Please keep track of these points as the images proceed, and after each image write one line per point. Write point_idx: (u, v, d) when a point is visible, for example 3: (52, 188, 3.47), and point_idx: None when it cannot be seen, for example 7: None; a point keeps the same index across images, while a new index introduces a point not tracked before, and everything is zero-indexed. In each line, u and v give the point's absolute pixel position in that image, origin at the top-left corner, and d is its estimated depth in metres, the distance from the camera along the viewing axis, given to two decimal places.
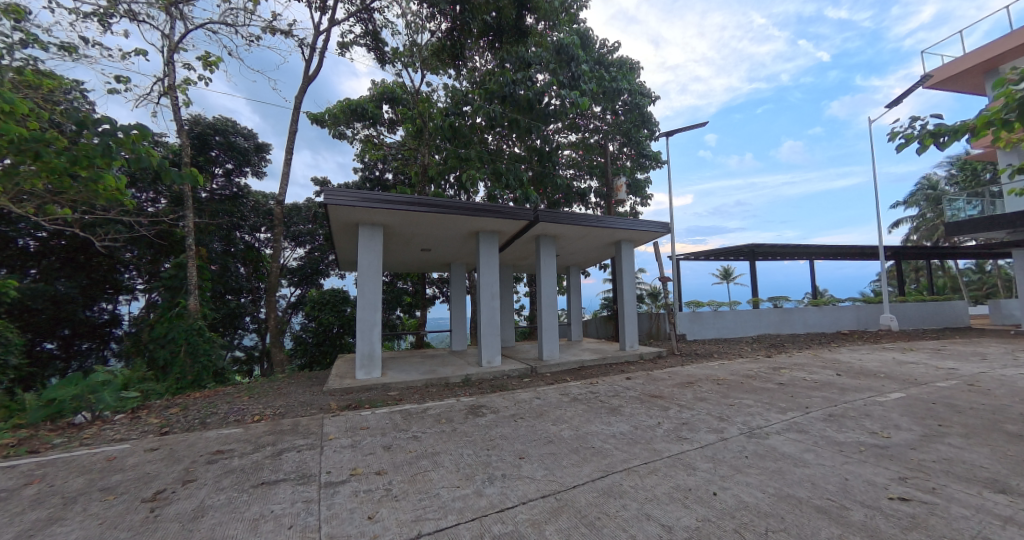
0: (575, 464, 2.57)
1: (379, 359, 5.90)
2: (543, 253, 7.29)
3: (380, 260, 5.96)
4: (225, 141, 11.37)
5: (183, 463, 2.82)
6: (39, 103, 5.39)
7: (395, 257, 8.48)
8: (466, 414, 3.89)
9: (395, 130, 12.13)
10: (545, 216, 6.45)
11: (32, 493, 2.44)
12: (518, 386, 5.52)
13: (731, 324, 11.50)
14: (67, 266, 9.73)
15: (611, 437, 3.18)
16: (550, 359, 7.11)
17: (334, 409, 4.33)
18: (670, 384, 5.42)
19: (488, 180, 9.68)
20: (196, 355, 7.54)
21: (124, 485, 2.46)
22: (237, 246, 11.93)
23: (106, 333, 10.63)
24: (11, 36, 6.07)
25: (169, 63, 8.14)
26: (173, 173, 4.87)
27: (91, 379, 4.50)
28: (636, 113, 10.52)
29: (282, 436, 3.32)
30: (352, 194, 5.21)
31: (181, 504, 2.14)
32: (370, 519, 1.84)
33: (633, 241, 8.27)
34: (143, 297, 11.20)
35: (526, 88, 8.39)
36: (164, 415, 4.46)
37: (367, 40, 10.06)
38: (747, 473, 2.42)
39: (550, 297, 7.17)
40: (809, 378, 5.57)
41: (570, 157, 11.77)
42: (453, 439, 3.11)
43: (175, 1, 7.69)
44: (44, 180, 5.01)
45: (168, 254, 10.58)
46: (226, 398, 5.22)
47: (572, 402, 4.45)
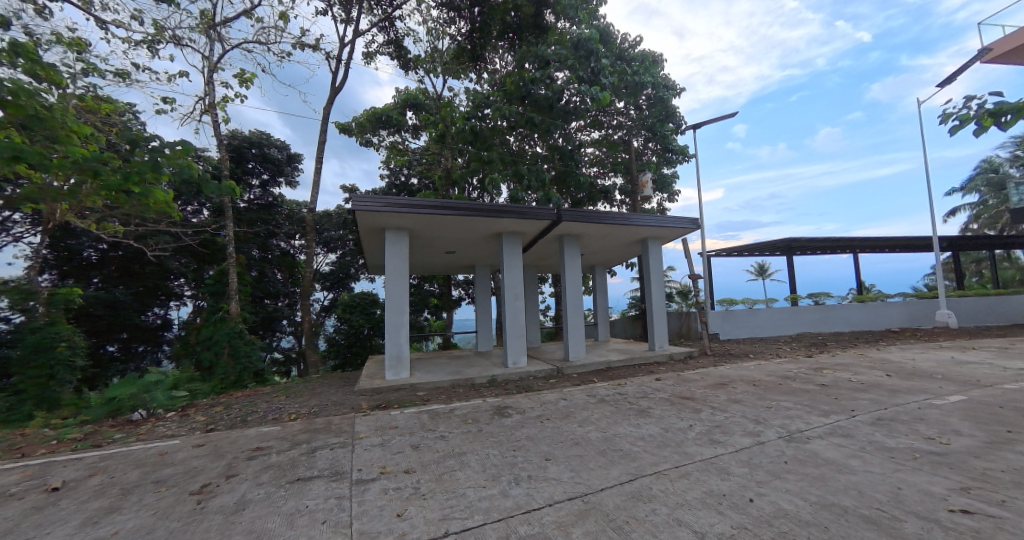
0: (602, 467, 2.53)
1: (406, 360, 6.03)
2: (567, 253, 7.23)
3: (406, 262, 6.09)
4: (260, 153, 12.05)
5: (226, 459, 2.98)
6: (99, 127, 5.96)
7: (421, 260, 8.64)
8: (492, 414, 3.91)
9: (419, 135, 12.39)
10: (567, 214, 6.40)
11: (95, 484, 2.65)
12: (544, 387, 5.49)
13: (767, 323, 11.00)
14: (123, 275, 10.58)
15: (639, 439, 3.10)
16: (575, 360, 7.03)
17: (364, 408, 4.47)
18: (701, 385, 5.25)
19: (510, 181, 9.78)
20: (237, 357, 7.97)
21: (174, 478, 2.64)
22: (272, 252, 12.57)
23: (159, 336, 11.38)
24: (75, 66, 6.65)
25: (209, 82, 8.67)
26: (211, 185, 5.17)
27: (144, 380, 5.15)
28: (660, 107, 10.27)
29: (315, 434, 3.45)
30: (379, 200, 5.35)
31: (225, 497, 2.26)
32: (399, 517, 1.88)
33: (661, 238, 8.11)
34: (190, 302, 12.00)
35: (546, 86, 8.52)
36: (208, 413, 4.74)
37: (390, 48, 10.39)
38: (786, 479, 2.30)
39: (576, 298, 7.11)
40: (854, 379, 5.23)
41: (594, 155, 11.47)
42: (479, 439, 3.13)
43: (213, 24, 8.20)
44: (103, 196, 5.50)
45: (211, 263, 11.28)
46: (265, 398, 5.49)
47: (599, 403, 4.37)
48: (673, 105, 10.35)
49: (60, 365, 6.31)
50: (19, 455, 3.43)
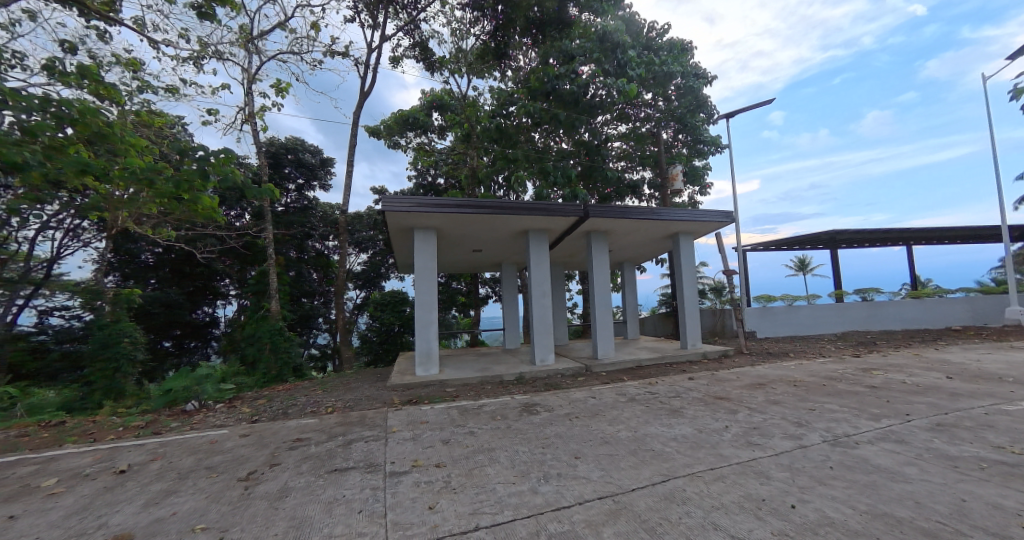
0: (633, 467, 2.48)
1: (436, 356, 6.16)
2: (594, 249, 7.13)
3: (435, 260, 6.20)
4: (296, 158, 12.62)
5: (269, 448, 3.15)
6: (153, 140, 6.44)
7: (448, 258, 8.77)
8: (520, 411, 3.93)
9: (445, 135, 12.57)
10: (594, 210, 6.30)
11: (156, 468, 2.88)
12: (572, 385, 5.45)
13: (808, 320, 10.42)
14: (176, 276, 11.38)
15: (672, 440, 3.02)
16: (604, 358, 6.93)
17: (396, 404, 4.60)
18: (737, 385, 5.04)
19: (536, 178, 9.77)
20: (278, 352, 8.39)
21: (224, 465, 2.82)
22: (308, 253, 13.15)
23: (207, 333, 12.19)
24: (132, 85, 7.22)
25: (248, 93, 9.17)
26: (252, 189, 5.46)
27: (197, 373, 5.49)
28: (690, 97, 9.91)
29: (350, 427, 3.59)
30: (407, 200, 5.47)
31: (270, 484, 2.39)
32: (431, 509, 1.92)
33: (693, 233, 7.84)
34: (235, 301, 12.75)
35: (571, 81, 8.43)
36: (253, 405, 5.04)
37: (415, 52, 10.60)
38: (832, 486, 2.17)
39: (604, 295, 7.01)
40: (909, 381, 4.85)
41: (621, 149, 11.24)
42: (508, 436, 3.15)
43: (251, 38, 8.65)
44: (159, 204, 5.95)
45: (253, 263, 11.93)
46: (304, 392, 5.75)
47: (628, 402, 4.29)
48: (704, 94, 9.96)
49: (123, 359, 6.88)
50: (91, 440, 3.78)
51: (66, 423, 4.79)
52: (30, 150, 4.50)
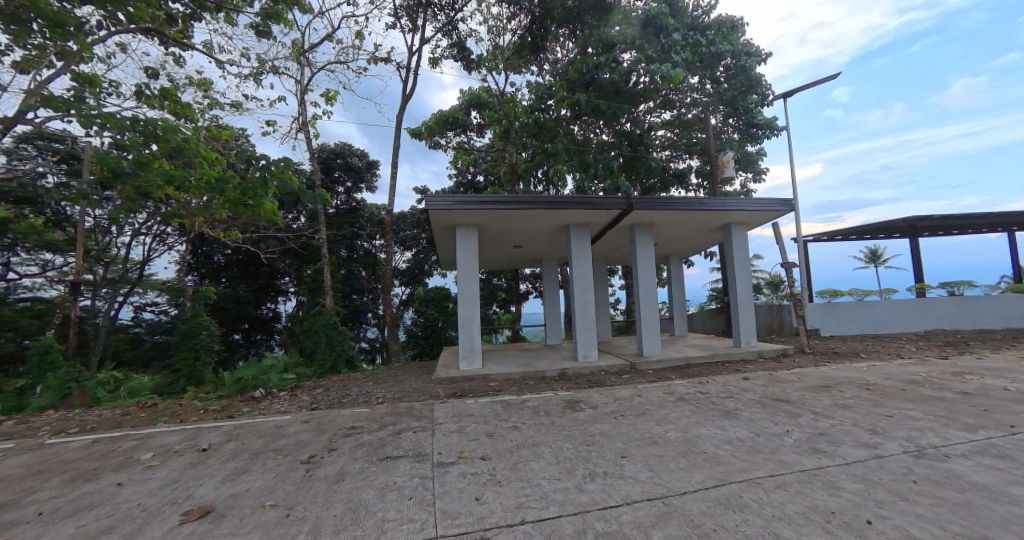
0: (683, 469, 2.37)
1: (479, 351, 6.27)
2: (638, 243, 6.89)
3: (476, 256, 6.30)
4: (344, 162, 13.35)
5: (327, 434, 3.37)
6: (221, 151, 7.10)
7: (489, 255, 8.87)
8: (564, 408, 3.89)
9: (483, 132, 12.70)
10: (637, 202, 6.08)
11: (231, 448, 3.18)
12: (617, 382, 5.32)
13: (882, 317, 9.41)
14: (243, 275, 12.46)
15: (725, 443, 2.85)
16: (650, 355, 6.70)
17: (441, 396, 4.75)
18: (799, 386, 4.66)
19: (576, 172, 9.61)
20: (332, 346, 8.94)
21: (288, 448, 3.06)
22: (358, 252, 13.88)
23: (271, 327, 13.24)
24: (203, 103, 7.99)
25: (302, 103, 9.80)
26: (307, 194, 5.82)
27: (263, 364, 5.98)
28: (742, 78, 9.29)
29: (399, 418, 3.75)
30: (449, 199, 5.59)
31: (328, 468, 2.56)
32: (477, 501, 1.96)
33: (746, 223, 7.34)
34: (294, 297, 13.71)
35: (611, 70, 8.19)
36: (311, 394, 5.41)
37: (454, 51, 10.77)
38: (916, 503, 1.94)
39: (649, 290, 6.76)
40: (1012, 388, 4.23)
41: (665, 138, 10.67)
42: (552, 432, 3.14)
43: (303, 51, 9.22)
44: (228, 209, 6.53)
45: (308, 262, 12.77)
46: (356, 383, 6.10)
47: (677, 401, 4.12)
48: (757, 74, 9.26)
49: (202, 349, 7.67)
50: (178, 421, 4.26)
51: (158, 405, 5.42)
52: (124, 164, 5.13)
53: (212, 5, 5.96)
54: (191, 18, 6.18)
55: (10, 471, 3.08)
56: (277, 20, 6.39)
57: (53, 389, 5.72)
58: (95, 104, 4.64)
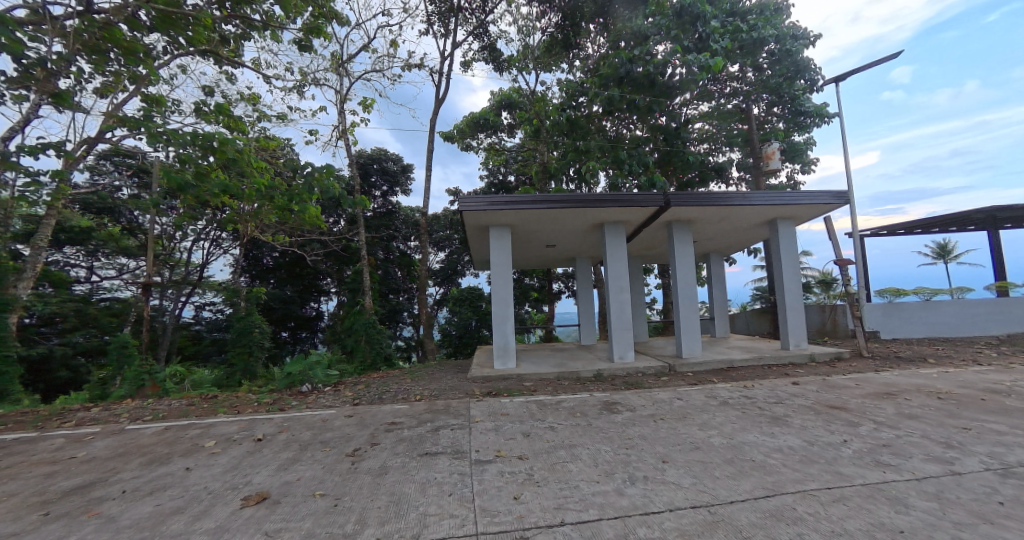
0: (730, 477, 2.26)
1: (513, 350, 6.29)
2: (676, 240, 6.65)
3: (510, 256, 6.33)
4: (380, 167, 13.86)
5: (370, 429, 3.52)
6: (270, 161, 7.59)
7: (522, 254, 8.89)
8: (601, 409, 3.83)
9: (514, 133, 12.74)
10: (675, 198, 5.87)
11: (283, 438, 3.40)
12: (655, 384, 5.16)
13: (955, 319, 8.52)
14: (289, 276, 13.22)
15: (775, 451, 2.69)
16: (690, 357, 6.45)
17: (477, 395, 4.81)
18: (858, 393, 4.31)
19: (609, 169, 9.42)
20: (372, 344, 9.28)
21: (334, 441, 3.21)
22: (393, 253, 14.35)
23: (314, 325, 13.96)
24: (253, 116, 8.56)
25: (341, 112, 10.26)
26: (347, 198, 6.09)
27: (309, 360, 6.32)
28: (788, 63, 8.76)
29: (437, 415, 3.84)
30: (481, 200, 5.66)
31: (372, 461, 2.67)
32: (516, 499, 1.96)
33: (795, 217, 6.88)
34: (335, 297, 14.37)
35: (645, 63, 7.95)
36: (354, 389, 5.65)
37: (485, 53, 10.87)
38: (1003, 527, 1.74)
39: (688, 290, 6.51)
40: None
41: (703, 130, 10.22)
42: (588, 433, 3.10)
43: (341, 62, 9.66)
44: (277, 214, 6.96)
45: (348, 263, 13.34)
46: (395, 380, 6.31)
47: (720, 406, 3.94)
48: (805, 57, 8.67)
49: (254, 345, 8.22)
50: (235, 412, 4.59)
51: (218, 397, 5.87)
52: (186, 176, 5.60)
53: (259, 24, 6.38)
54: (241, 38, 6.65)
55: (97, 452, 3.44)
56: (318, 34, 6.72)
57: (129, 381, 6.32)
58: (160, 122, 5.10)
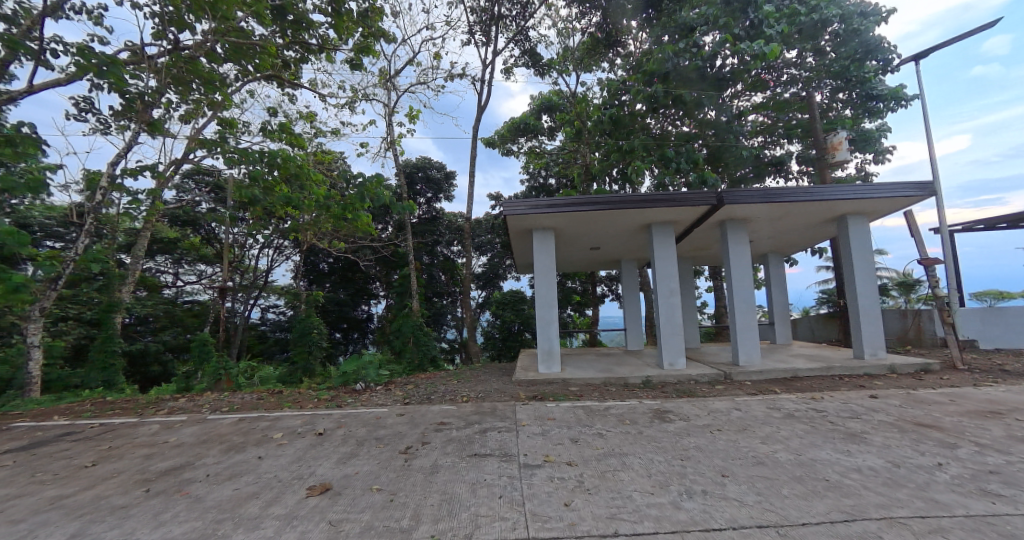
0: (800, 497, 2.08)
1: (557, 355, 6.24)
2: (731, 241, 6.26)
3: (553, 259, 6.29)
4: (425, 175, 14.39)
5: (420, 428, 3.64)
6: (326, 173, 8.15)
7: (565, 257, 8.82)
8: (651, 418, 3.68)
9: (555, 135, 12.68)
10: (728, 196, 5.54)
11: (342, 433, 3.61)
12: (710, 393, 4.88)
13: None
14: (342, 280, 14.06)
15: (853, 471, 2.43)
16: (748, 365, 6.02)
17: (522, 398, 4.82)
18: (954, 410, 3.79)
19: (655, 167, 9.10)
20: (418, 345, 9.60)
21: (388, 438, 3.36)
22: (437, 257, 14.81)
23: (365, 327, 14.71)
24: (311, 132, 9.25)
25: (389, 124, 10.80)
26: (396, 205, 6.38)
27: (362, 360, 6.66)
28: (856, 43, 7.99)
29: (484, 416, 3.89)
30: (524, 203, 5.69)
31: (424, 459, 2.75)
32: (567, 506, 1.94)
33: (869, 212, 6.23)
34: (384, 300, 15.06)
35: (692, 56, 7.60)
36: (403, 389, 5.88)
37: (525, 59, 10.97)
38: None
39: (745, 293, 6.10)
40: None
41: (757, 122, 9.58)
42: (639, 442, 2.99)
43: (389, 77, 10.16)
44: (332, 222, 7.44)
45: (395, 268, 13.93)
46: (441, 381, 6.48)
47: (785, 418, 3.65)
48: (877, 35, 7.85)
49: (313, 345, 8.83)
50: (298, 406, 4.95)
51: (283, 392, 6.36)
52: (255, 190, 6.15)
53: (316, 47, 6.90)
54: (300, 62, 7.22)
55: (185, 438, 3.86)
56: (367, 53, 7.13)
57: (209, 375, 7.04)
58: (233, 143, 5.65)
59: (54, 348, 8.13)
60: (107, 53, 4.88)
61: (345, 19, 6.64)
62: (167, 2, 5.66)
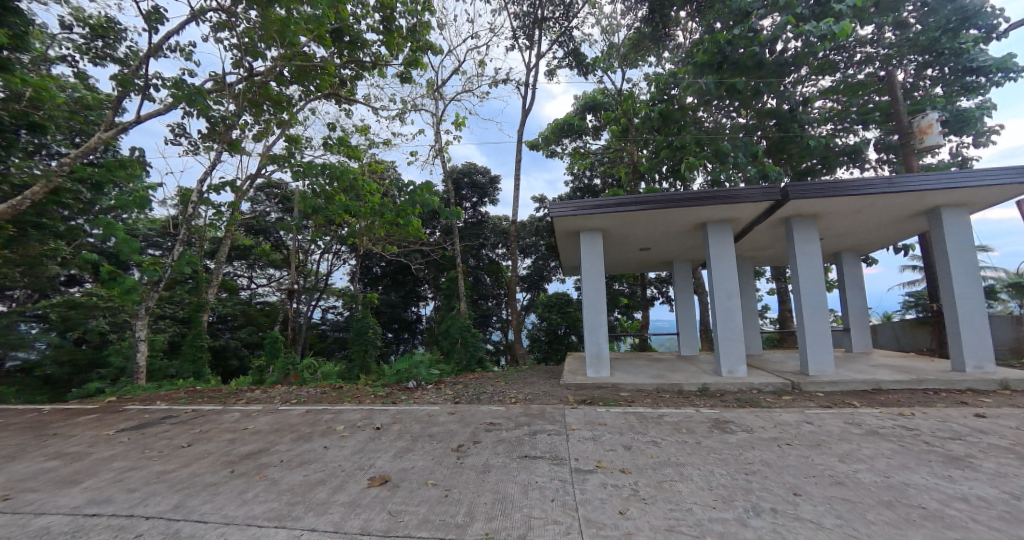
0: (891, 524, 1.85)
1: (606, 359, 6.09)
2: (798, 239, 5.76)
3: (601, 260, 6.17)
4: (470, 180, 14.76)
5: (471, 427, 3.72)
6: (379, 182, 8.64)
7: (613, 259, 8.60)
8: (710, 428, 3.48)
9: (600, 134, 12.45)
10: (794, 191, 5.11)
11: (398, 428, 3.79)
12: (776, 405, 4.51)
13: None
14: (394, 283, 14.78)
15: (956, 499, 2.13)
16: (820, 375, 5.49)
17: (571, 402, 4.77)
18: None
19: (710, 163, 8.62)
20: (466, 346, 9.84)
21: (440, 435, 3.48)
22: (483, 260, 15.11)
23: (415, 327, 15.34)
24: (367, 144, 9.86)
25: (437, 132, 11.22)
26: (444, 210, 6.59)
27: (414, 359, 6.94)
28: (948, 11, 7.04)
29: (533, 419, 3.90)
30: (571, 205, 5.64)
31: (476, 458, 2.82)
32: (622, 514, 1.88)
33: (970, 203, 5.45)
34: (432, 302, 15.62)
35: (750, 43, 7.12)
36: (453, 389, 6.04)
37: (569, 60, 10.90)
38: None
39: (816, 295, 5.58)
40: None
41: (827, 108, 8.75)
42: (697, 452, 2.84)
43: (436, 87, 10.57)
44: (386, 228, 7.86)
45: (443, 271, 14.41)
46: (489, 381, 6.59)
47: (867, 435, 3.28)
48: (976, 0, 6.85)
49: (368, 344, 9.38)
50: (358, 402, 5.27)
51: (343, 388, 6.81)
52: (318, 200, 6.67)
53: (370, 64, 7.35)
54: (356, 79, 7.71)
55: (262, 426, 4.26)
56: (416, 66, 7.46)
57: (280, 370, 7.73)
58: (299, 158, 6.16)
59: (156, 343, 9.35)
60: (196, 85, 5.57)
61: (395, 35, 7.03)
62: (244, 34, 6.34)
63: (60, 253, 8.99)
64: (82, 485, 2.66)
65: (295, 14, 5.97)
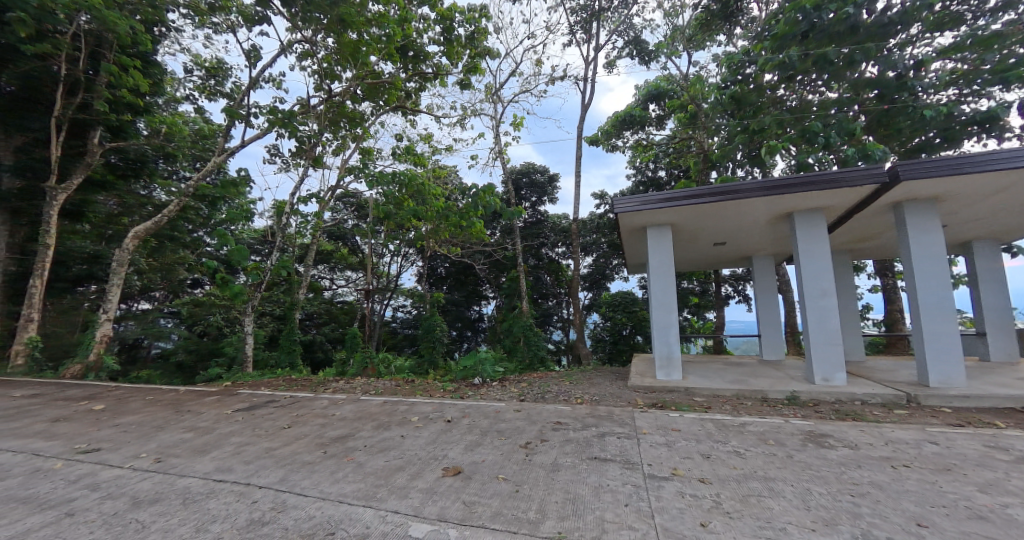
0: None
1: (678, 361, 5.74)
2: (913, 227, 4.94)
3: (670, 256, 5.84)
4: (529, 180, 14.86)
5: (538, 425, 3.74)
6: (443, 186, 9.08)
7: (683, 255, 8.09)
8: (804, 441, 3.13)
9: (665, 124, 11.78)
10: (907, 171, 4.38)
11: (467, 423, 3.94)
12: (888, 419, 3.90)
13: None
14: (457, 283, 15.40)
15: None
16: (946, 388, 4.65)
17: (640, 405, 4.58)
18: None
19: (795, 145, 7.71)
20: (528, 345, 9.93)
21: (508, 431, 3.55)
22: (543, 259, 15.14)
23: (477, 326, 15.87)
24: (431, 151, 10.39)
25: (496, 134, 11.46)
26: (505, 210, 6.71)
27: (479, 357, 7.17)
28: None
29: (601, 420, 3.81)
30: (636, 200, 5.40)
31: (544, 456, 2.84)
32: (704, 527, 1.77)
33: None
34: (493, 301, 16.03)
35: (843, 5, 6.24)
36: (517, 387, 6.13)
37: (629, 49, 10.46)
38: None
39: (939, 293, 4.72)
40: None
41: (949, 71, 7.36)
42: (789, 467, 2.57)
43: (494, 90, 10.81)
44: (451, 230, 8.22)
45: (503, 270, 14.70)
46: (553, 381, 6.58)
47: (1016, 462, 2.71)
48: None
49: (436, 341, 9.91)
50: (428, 395, 5.57)
51: (414, 382, 7.26)
52: (389, 206, 7.19)
53: (432, 75, 7.75)
54: (420, 90, 8.15)
55: (347, 413, 4.69)
56: (475, 72, 7.68)
57: (359, 363, 8.47)
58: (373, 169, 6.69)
59: (260, 337, 10.76)
60: (286, 109, 6.30)
61: (454, 45, 7.32)
62: (324, 60, 7.04)
63: (187, 260, 10.73)
64: (211, 455, 3.16)
65: (366, 36, 6.49)
